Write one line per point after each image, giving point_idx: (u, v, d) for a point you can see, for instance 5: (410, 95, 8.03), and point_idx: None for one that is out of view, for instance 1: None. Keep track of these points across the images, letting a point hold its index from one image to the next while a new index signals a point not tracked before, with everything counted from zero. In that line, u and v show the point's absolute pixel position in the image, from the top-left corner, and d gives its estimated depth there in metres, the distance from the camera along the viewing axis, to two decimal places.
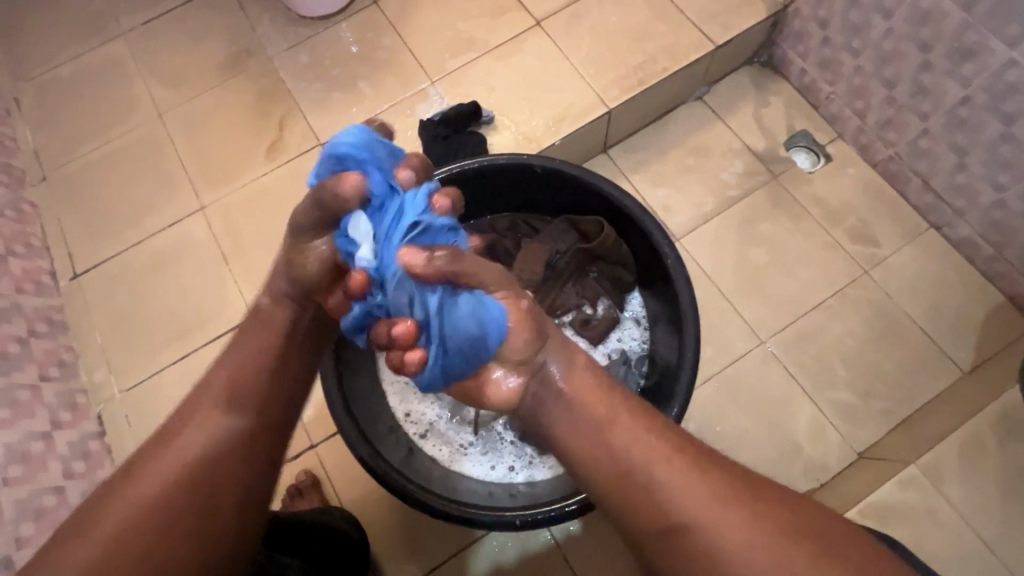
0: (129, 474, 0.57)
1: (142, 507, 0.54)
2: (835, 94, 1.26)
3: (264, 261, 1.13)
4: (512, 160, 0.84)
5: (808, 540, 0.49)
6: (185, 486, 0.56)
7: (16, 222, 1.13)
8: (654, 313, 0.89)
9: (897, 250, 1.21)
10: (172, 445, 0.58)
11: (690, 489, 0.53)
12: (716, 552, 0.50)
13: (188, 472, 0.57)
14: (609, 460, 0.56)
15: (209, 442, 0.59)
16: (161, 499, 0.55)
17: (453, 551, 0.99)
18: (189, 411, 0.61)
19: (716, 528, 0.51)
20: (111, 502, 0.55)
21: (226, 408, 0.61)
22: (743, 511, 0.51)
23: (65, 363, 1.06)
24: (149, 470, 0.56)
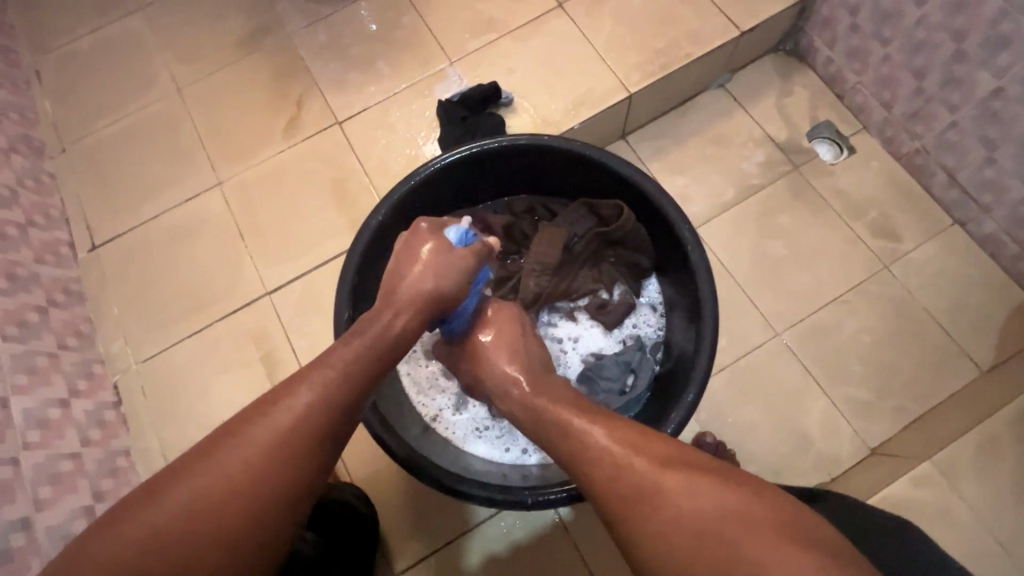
0: (199, 457, 0.55)
1: (205, 499, 0.53)
2: (861, 84, 1.24)
3: (279, 238, 1.13)
4: (532, 141, 0.83)
5: (741, 516, 0.49)
6: (247, 485, 0.54)
7: (35, 192, 1.14)
8: (671, 300, 0.88)
9: (919, 245, 1.18)
10: (245, 435, 0.56)
11: (636, 470, 0.54)
12: (653, 527, 0.51)
13: (256, 471, 0.55)
14: (570, 444, 0.60)
15: (280, 442, 0.56)
16: (225, 495, 0.53)
17: (462, 531, 1.00)
18: (271, 402, 0.59)
19: (669, 511, 0.51)
20: (178, 483, 0.53)
21: (306, 410, 0.59)
22: (686, 491, 0.52)
23: (83, 333, 1.07)
24: (220, 458, 0.55)
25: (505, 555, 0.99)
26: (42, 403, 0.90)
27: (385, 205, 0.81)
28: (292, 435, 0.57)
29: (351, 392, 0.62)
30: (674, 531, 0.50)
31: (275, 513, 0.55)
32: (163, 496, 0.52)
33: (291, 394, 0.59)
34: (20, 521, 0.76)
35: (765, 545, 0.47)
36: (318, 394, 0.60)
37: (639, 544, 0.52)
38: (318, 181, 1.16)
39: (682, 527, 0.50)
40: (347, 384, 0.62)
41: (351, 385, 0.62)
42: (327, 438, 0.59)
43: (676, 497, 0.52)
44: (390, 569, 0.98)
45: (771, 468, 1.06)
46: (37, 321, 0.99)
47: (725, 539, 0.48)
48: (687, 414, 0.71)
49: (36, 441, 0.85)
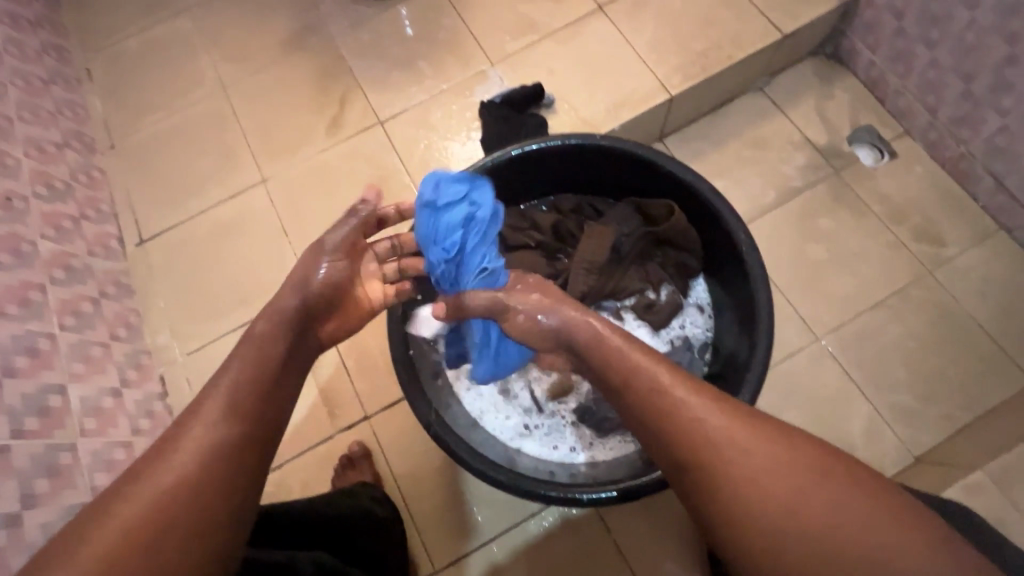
0: (137, 467, 0.51)
1: (170, 486, 0.50)
2: (905, 88, 1.23)
3: (322, 235, 1.15)
4: (584, 140, 0.84)
5: (827, 477, 0.49)
6: (212, 461, 0.52)
7: (88, 187, 1.17)
8: (720, 301, 0.88)
9: (964, 251, 1.17)
10: (188, 426, 0.54)
11: (709, 424, 0.55)
12: (734, 483, 0.51)
13: (215, 448, 0.53)
14: (638, 397, 0.60)
15: (230, 416, 0.56)
16: (193, 476, 0.51)
17: (504, 528, 1.00)
18: (194, 403, 0.57)
19: (751, 469, 0.51)
20: (126, 492, 0.49)
21: (241, 385, 0.59)
22: (757, 451, 0.52)
23: (132, 325, 1.09)
24: (168, 454, 0.52)
25: (547, 553, 0.99)
26: (96, 392, 0.92)
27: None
28: (238, 405, 0.57)
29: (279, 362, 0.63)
30: (745, 484, 0.51)
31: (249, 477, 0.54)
32: (113, 508, 0.48)
33: (214, 387, 0.58)
34: (78, 506, 0.78)
35: (836, 505, 0.48)
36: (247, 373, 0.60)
37: (717, 502, 0.52)
38: (360, 180, 1.18)
39: (750, 478, 0.51)
40: (270, 356, 0.63)
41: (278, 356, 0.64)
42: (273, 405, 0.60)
43: (748, 451, 0.52)
44: (431, 565, 0.99)
45: None
46: (91, 312, 1.01)
47: (813, 498, 0.48)
48: None
49: (91, 429, 0.87)
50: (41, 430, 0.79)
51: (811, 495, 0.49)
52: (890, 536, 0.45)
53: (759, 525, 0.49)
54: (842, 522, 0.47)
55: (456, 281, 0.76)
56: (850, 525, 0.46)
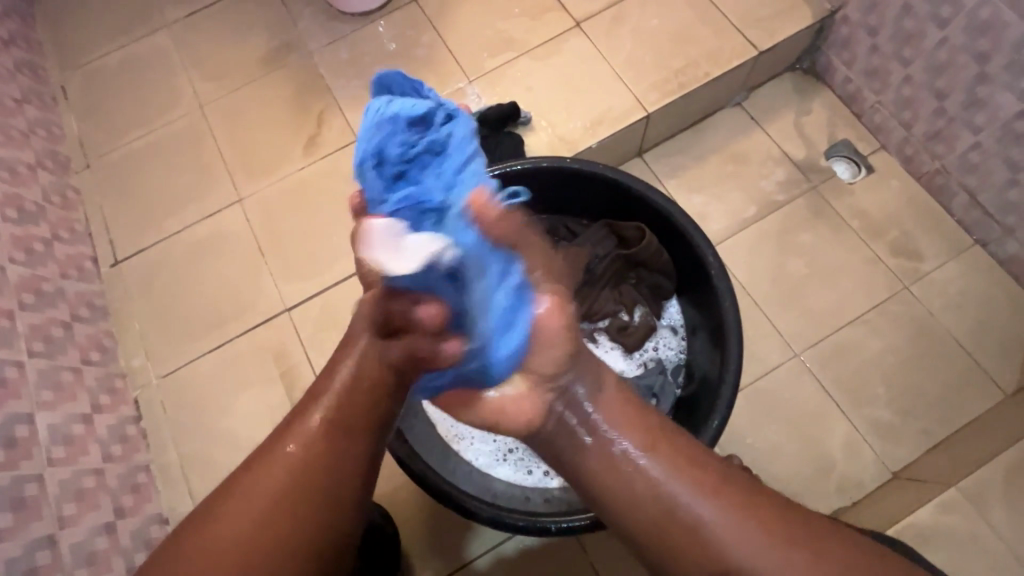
0: (227, 492, 0.54)
1: (236, 539, 0.51)
2: (880, 104, 1.24)
3: (299, 254, 1.14)
4: (555, 163, 0.84)
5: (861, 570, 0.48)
6: (276, 519, 0.52)
7: (61, 208, 1.16)
8: (693, 322, 0.87)
9: (940, 265, 1.17)
10: (266, 464, 0.55)
11: (740, 525, 0.51)
12: None
13: (278, 507, 0.52)
14: (654, 493, 0.55)
15: (300, 474, 0.54)
16: (257, 534, 0.51)
17: (475, 556, 0.96)
18: (281, 432, 0.57)
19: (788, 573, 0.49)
20: (212, 521, 0.52)
21: (318, 434, 0.56)
22: (791, 555, 0.49)
23: (106, 348, 1.08)
24: (246, 492, 0.53)
25: None
26: (67, 419, 0.91)
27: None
28: (314, 464, 0.54)
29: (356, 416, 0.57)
30: None
31: (320, 549, 0.53)
32: (198, 538, 0.51)
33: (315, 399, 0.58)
34: (45, 538, 0.77)
35: None
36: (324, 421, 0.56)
37: None
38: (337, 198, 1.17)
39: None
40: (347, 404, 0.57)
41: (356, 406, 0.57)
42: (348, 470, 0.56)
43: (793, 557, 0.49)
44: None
45: (793, 491, 1.05)
46: (62, 336, 1.00)
47: None
48: (712, 441, 0.71)
49: (61, 458, 0.86)
50: (8, 462, 0.78)
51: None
52: None
53: None
54: None
55: (442, 193, 0.56)
56: None
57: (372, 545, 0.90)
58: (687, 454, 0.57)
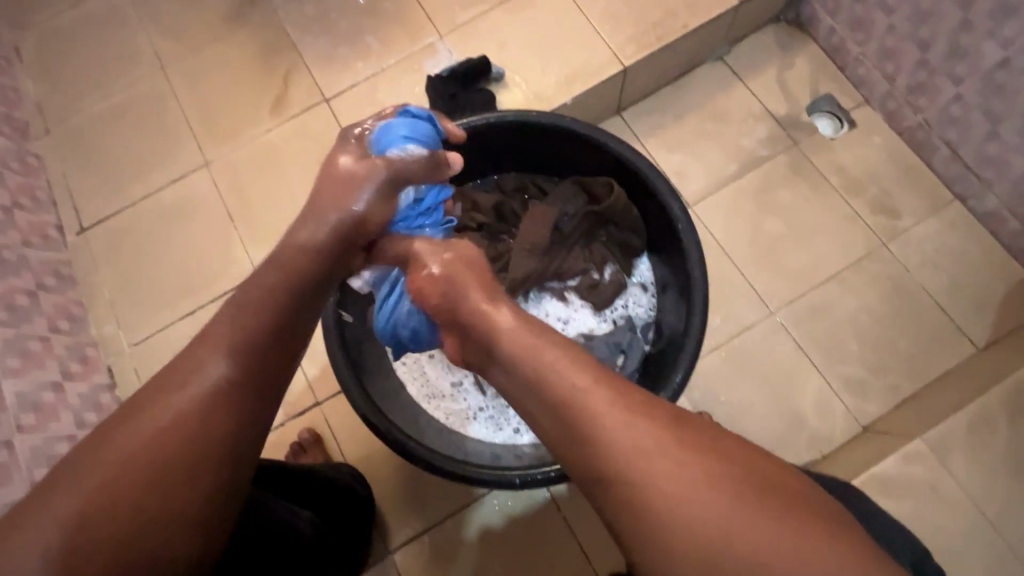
0: (105, 434, 0.49)
1: (98, 490, 0.46)
2: (864, 56, 1.20)
3: (269, 218, 1.12)
4: (520, 116, 0.81)
5: (743, 479, 0.48)
6: (162, 454, 0.49)
7: (21, 174, 1.12)
8: (664, 279, 0.86)
9: (918, 222, 1.16)
10: (159, 396, 0.52)
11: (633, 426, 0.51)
12: (650, 492, 0.48)
13: (161, 446, 0.49)
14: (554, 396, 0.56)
15: (193, 405, 0.52)
16: (126, 477, 0.47)
17: (450, 511, 0.97)
18: (205, 342, 0.56)
19: (669, 477, 0.48)
20: (78, 471, 0.47)
21: (233, 360, 0.56)
22: (676, 463, 0.49)
23: (75, 317, 1.06)
24: (121, 439, 0.49)
25: (495, 531, 0.97)
26: (35, 386, 0.91)
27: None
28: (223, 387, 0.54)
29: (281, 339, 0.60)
30: (666, 497, 0.48)
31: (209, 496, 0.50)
32: (47, 494, 0.46)
33: (242, 312, 0.59)
34: (17, 502, 0.77)
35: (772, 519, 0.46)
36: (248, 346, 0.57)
37: (633, 511, 0.49)
38: (307, 161, 1.14)
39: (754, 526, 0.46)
40: (267, 335, 0.59)
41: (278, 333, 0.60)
42: (240, 404, 0.54)
43: (749, 492, 0.47)
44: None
45: (765, 446, 1.06)
46: (28, 304, 0.99)
47: (727, 504, 0.47)
48: (675, 395, 0.71)
49: (30, 424, 0.86)
50: None
51: (817, 542, 0.45)
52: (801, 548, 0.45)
53: (699, 545, 0.46)
54: (754, 534, 0.45)
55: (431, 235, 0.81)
56: (781, 536, 0.45)
57: (347, 508, 0.88)
58: (652, 408, 0.54)
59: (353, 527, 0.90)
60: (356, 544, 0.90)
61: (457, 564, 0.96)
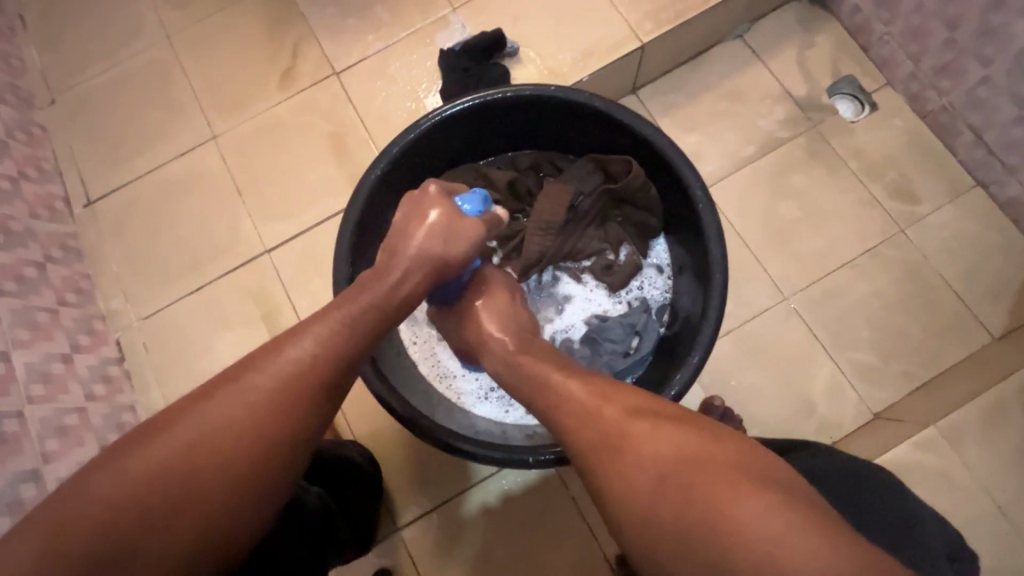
0: (175, 417, 0.53)
1: (155, 475, 0.51)
2: (889, 36, 1.17)
3: (277, 194, 1.10)
4: (539, 91, 0.79)
5: (709, 458, 0.52)
6: (216, 458, 0.52)
7: (27, 145, 1.11)
8: (680, 261, 0.85)
9: (937, 208, 1.14)
10: (226, 399, 0.54)
11: (613, 413, 0.57)
12: (624, 470, 0.54)
13: (217, 450, 0.53)
14: (546, 389, 0.63)
15: (263, 407, 0.55)
16: (179, 471, 0.51)
17: (458, 491, 0.97)
18: (282, 344, 0.59)
19: (643, 456, 0.53)
20: (144, 446, 0.52)
21: (305, 376, 0.57)
22: (650, 444, 0.54)
23: (83, 290, 1.05)
24: (185, 429, 0.53)
25: (502, 513, 0.96)
26: (45, 357, 0.90)
27: (363, 188, 0.78)
28: (286, 394, 0.56)
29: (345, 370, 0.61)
30: (637, 475, 0.53)
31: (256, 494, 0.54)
32: (114, 458, 0.51)
33: (319, 318, 0.61)
34: (28, 473, 0.77)
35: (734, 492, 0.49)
36: (315, 371, 0.58)
37: (610, 487, 0.54)
38: (316, 135, 1.12)
39: (734, 532, 0.48)
40: (335, 363, 0.60)
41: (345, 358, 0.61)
42: (302, 421, 0.56)
43: (730, 495, 0.49)
44: (413, 563, 0.94)
45: (774, 431, 1.06)
46: (36, 276, 0.98)
47: (692, 479, 0.50)
48: (692, 377, 0.70)
49: (40, 396, 0.86)
50: None
51: (800, 526, 0.46)
52: (763, 519, 0.47)
53: (662, 517, 0.50)
54: (717, 505, 0.49)
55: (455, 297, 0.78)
56: (742, 508, 0.48)
57: (352, 484, 0.88)
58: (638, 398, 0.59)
59: (361, 507, 0.90)
60: (366, 523, 0.90)
61: (464, 544, 0.95)
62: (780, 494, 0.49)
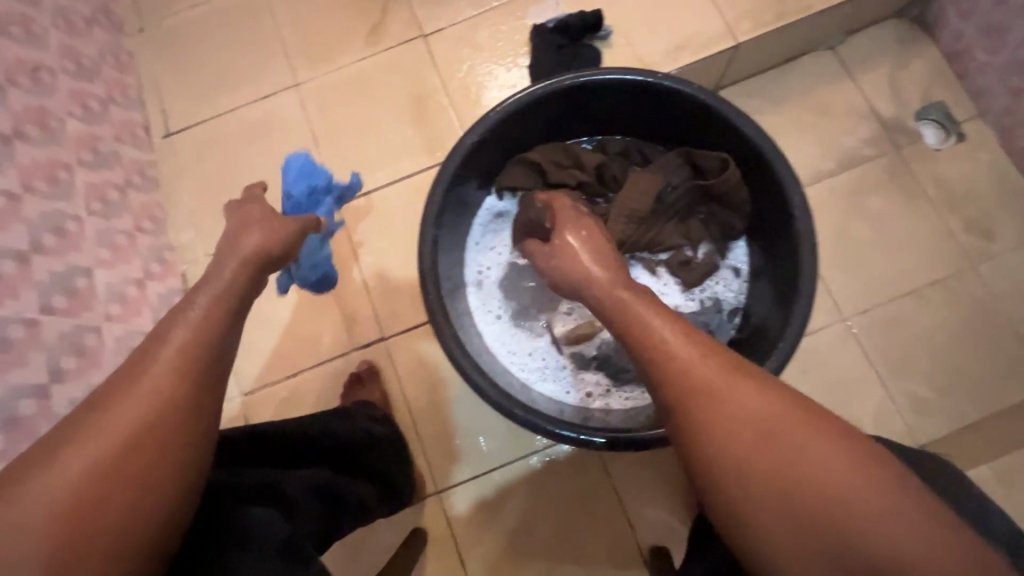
0: (54, 447, 0.43)
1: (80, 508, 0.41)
2: (989, 66, 1.13)
3: (352, 149, 1.11)
4: (645, 77, 0.79)
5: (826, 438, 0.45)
6: (146, 453, 0.44)
7: (116, 69, 1.12)
8: (759, 266, 0.85)
9: (1013, 248, 1.12)
10: (119, 399, 0.45)
11: (711, 368, 0.50)
12: (723, 429, 0.47)
13: (140, 447, 0.44)
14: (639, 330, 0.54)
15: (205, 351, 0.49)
16: (161, 429, 0.45)
17: (500, 463, 0.98)
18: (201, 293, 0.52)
19: (746, 422, 0.46)
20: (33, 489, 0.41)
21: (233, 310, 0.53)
22: (756, 410, 0.47)
23: (156, 219, 1.07)
24: (85, 446, 0.43)
25: (541, 490, 0.97)
26: (121, 279, 0.93)
27: (458, 152, 0.80)
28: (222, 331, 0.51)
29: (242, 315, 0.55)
30: (733, 440, 0.46)
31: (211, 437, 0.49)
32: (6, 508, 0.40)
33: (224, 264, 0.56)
34: (101, 387, 0.82)
35: (850, 479, 0.43)
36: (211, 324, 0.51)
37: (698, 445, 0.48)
38: (398, 95, 1.12)
39: (851, 527, 0.41)
40: (250, 290, 0.56)
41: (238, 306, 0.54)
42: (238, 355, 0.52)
43: (845, 476, 0.43)
44: (448, 526, 0.96)
45: None
46: (117, 200, 1.00)
47: (806, 456, 0.44)
48: (770, 379, 0.70)
49: (116, 315, 0.89)
50: (68, 309, 0.81)
51: (923, 528, 0.41)
52: (878, 515, 0.41)
53: (761, 488, 0.44)
54: (830, 489, 0.42)
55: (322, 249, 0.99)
56: (860, 497, 0.42)
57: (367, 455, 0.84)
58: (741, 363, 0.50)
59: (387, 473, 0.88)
60: (403, 491, 0.91)
61: (500, 514, 0.97)
62: (896, 492, 0.42)
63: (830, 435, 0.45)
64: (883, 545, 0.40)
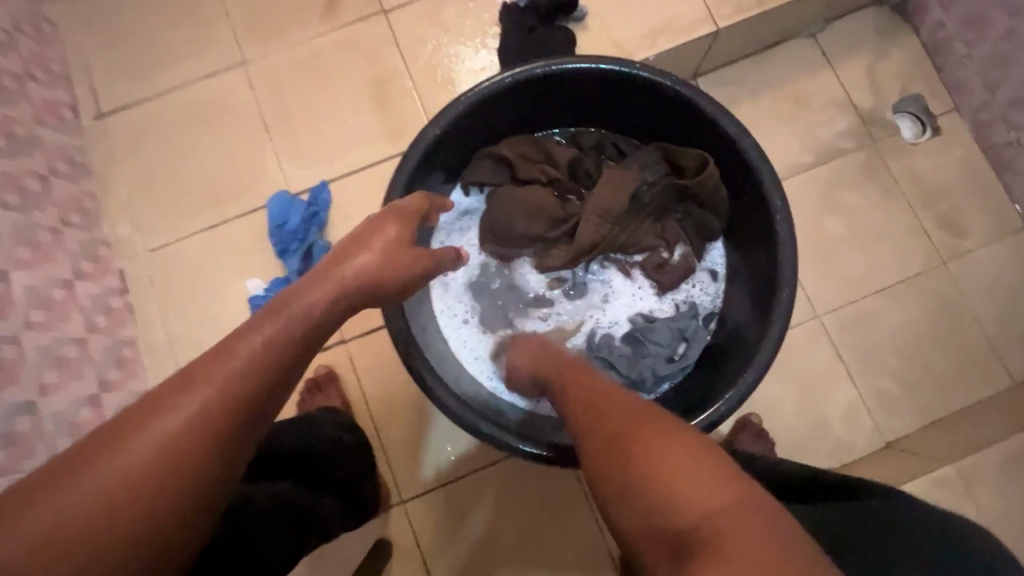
0: (88, 454, 0.43)
1: (83, 526, 0.41)
2: (968, 59, 1.11)
3: (307, 136, 1.02)
4: (621, 68, 0.74)
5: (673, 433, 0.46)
6: (162, 486, 0.44)
7: (35, 40, 0.99)
8: (736, 269, 0.82)
9: (983, 245, 1.12)
10: (160, 416, 0.45)
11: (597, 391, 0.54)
12: (591, 433, 0.50)
13: (162, 471, 0.44)
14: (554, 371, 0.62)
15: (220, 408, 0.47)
16: (156, 487, 0.43)
17: (468, 470, 0.94)
18: (234, 340, 0.51)
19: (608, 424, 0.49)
20: (54, 496, 0.41)
21: (261, 363, 0.50)
22: (621, 415, 0.49)
23: (87, 211, 0.98)
24: (116, 460, 0.43)
25: (510, 497, 0.94)
26: (46, 282, 0.83)
27: (420, 147, 0.73)
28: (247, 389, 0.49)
29: (308, 355, 0.55)
30: (597, 442, 0.49)
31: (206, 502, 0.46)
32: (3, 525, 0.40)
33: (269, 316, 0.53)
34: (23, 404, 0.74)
35: (681, 461, 0.43)
36: (275, 361, 0.51)
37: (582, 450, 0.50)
38: (357, 77, 1.04)
39: (674, 506, 0.41)
40: (288, 347, 0.53)
41: (305, 345, 0.54)
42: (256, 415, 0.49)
43: (675, 461, 0.43)
44: (414, 537, 0.93)
45: (785, 445, 1.05)
46: (39, 191, 0.90)
47: (656, 444, 0.45)
48: (745, 392, 0.68)
49: (40, 322, 0.80)
50: None
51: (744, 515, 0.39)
52: (704, 496, 0.40)
53: (612, 477, 0.46)
54: (656, 471, 0.43)
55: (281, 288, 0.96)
56: (691, 479, 0.41)
57: (338, 467, 0.80)
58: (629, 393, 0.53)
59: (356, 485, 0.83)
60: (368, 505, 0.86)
61: (468, 522, 0.93)
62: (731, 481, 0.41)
63: (673, 428, 0.46)
64: (702, 516, 0.39)
